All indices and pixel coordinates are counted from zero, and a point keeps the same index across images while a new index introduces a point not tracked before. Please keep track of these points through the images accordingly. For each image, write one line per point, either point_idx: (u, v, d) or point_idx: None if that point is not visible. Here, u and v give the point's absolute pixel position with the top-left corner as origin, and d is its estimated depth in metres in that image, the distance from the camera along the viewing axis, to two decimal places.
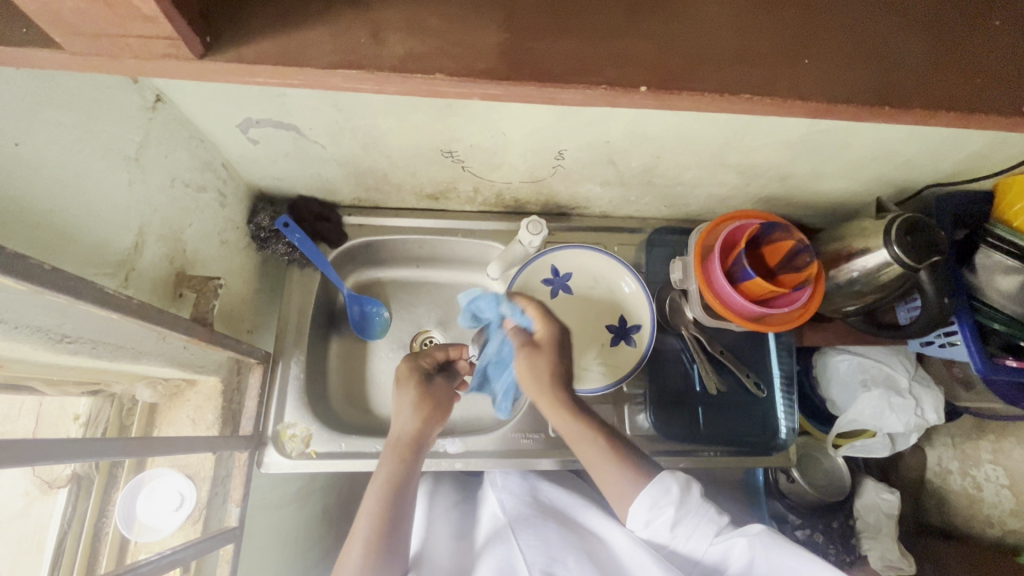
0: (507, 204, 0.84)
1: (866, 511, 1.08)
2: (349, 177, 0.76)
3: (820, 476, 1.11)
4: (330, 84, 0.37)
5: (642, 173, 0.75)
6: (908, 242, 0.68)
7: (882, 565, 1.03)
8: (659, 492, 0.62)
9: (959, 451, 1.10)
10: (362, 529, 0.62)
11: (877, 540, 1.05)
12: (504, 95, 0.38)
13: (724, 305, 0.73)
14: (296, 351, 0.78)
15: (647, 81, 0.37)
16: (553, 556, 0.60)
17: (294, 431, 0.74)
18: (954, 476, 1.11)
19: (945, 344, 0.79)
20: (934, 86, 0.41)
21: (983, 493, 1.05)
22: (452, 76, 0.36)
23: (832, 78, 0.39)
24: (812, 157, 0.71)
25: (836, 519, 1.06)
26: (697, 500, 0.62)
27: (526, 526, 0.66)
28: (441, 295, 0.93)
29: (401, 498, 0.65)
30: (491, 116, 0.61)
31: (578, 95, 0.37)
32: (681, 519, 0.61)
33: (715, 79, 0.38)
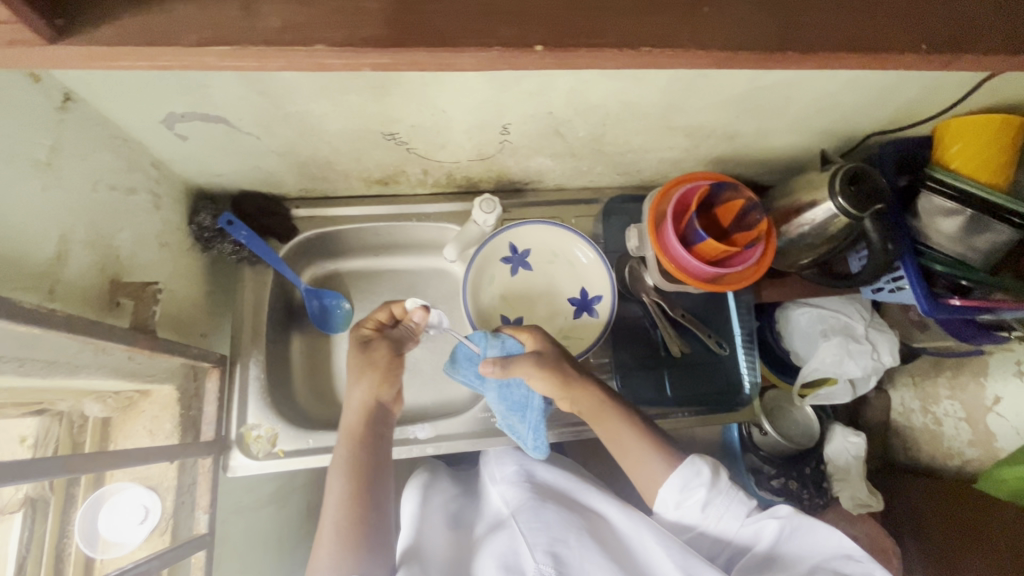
0: (459, 183, 0.82)
1: (835, 455, 1.13)
2: (291, 167, 0.73)
3: (791, 426, 1.15)
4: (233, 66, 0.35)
5: (590, 142, 0.75)
6: (851, 193, 0.69)
7: (853, 505, 1.10)
8: (690, 475, 0.63)
9: (920, 391, 1.16)
10: (332, 509, 0.64)
11: (847, 482, 1.11)
12: (395, 63, 0.36)
13: (679, 269, 0.74)
14: (254, 351, 0.76)
15: (543, 39, 0.36)
16: (555, 537, 0.61)
17: (258, 432, 0.73)
18: (917, 414, 1.17)
19: (894, 289, 0.81)
20: (843, 28, 0.41)
21: (944, 428, 1.11)
22: (334, 47, 0.34)
23: (737, 30, 0.39)
24: (757, 115, 0.71)
25: (807, 466, 1.12)
26: (725, 482, 0.64)
27: (527, 510, 0.65)
28: (401, 283, 0.91)
29: (364, 474, 0.66)
30: (429, 93, 0.59)
31: (472, 58, 0.36)
32: (714, 500, 0.63)
33: (611, 32, 0.37)
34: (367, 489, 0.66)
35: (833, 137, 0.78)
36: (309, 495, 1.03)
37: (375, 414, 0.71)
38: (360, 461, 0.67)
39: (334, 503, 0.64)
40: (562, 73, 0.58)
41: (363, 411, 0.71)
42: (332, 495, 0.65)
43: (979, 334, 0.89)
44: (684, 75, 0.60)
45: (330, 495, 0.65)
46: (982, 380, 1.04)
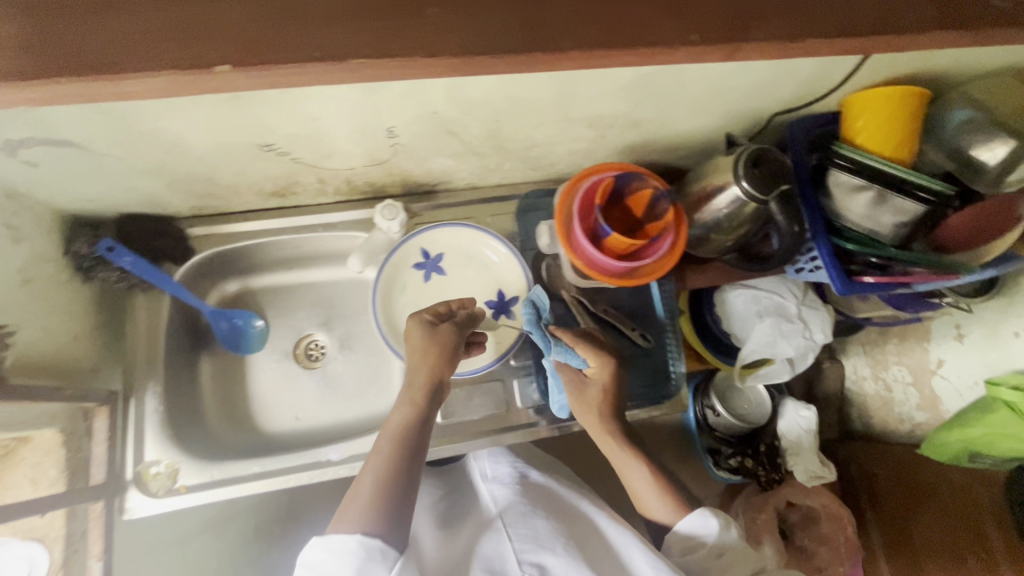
0: (363, 190, 0.79)
1: (789, 430, 1.11)
2: (172, 186, 0.69)
3: (744, 404, 1.14)
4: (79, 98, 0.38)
5: (490, 139, 0.71)
6: (754, 176, 0.68)
7: (807, 477, 1.08)
8: (696, 526, 0.62)
9: (870, 358, 1.14)
10: (373, 471, 0.58)
11: (801, 456, 1.09)
12: (65, 94, 0.38)
13: (591, 266, 0.72)
14: (150, 382, 0.72)
15: (229, 60, 0.38)
16: (539, 542, 0.59)
17: (157, 469, 0.69)
18: (868, 382, 1.15)
19: (812, 269, 0.80)
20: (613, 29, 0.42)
21: (893, 393, 1.10)
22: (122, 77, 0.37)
23: (513, 46, 0.41)
24: (657, 100, 0.68)
25: (761, 442, 1.12)
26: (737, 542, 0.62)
27: (517, 515, 0.64)
28: (319, 295, 0.88)
29: (410, 442, 0.61)
30: (292, 100, 0.55)
31: (160, 83, 0.38)
32: (723, 555, 0.60)
33: (317, 47, 0.39)
34: (410, 459, 0.60)
35: (741, 117, 0.76)
36: None
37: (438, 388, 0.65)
38: (408, 432, 0.62)
39: (377, 465, 0.59)
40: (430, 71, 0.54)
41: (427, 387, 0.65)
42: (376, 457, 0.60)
43: (916, 303, 0.90)
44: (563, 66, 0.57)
45: (375, 457, 0.60)
46: (927, 345, 1.04)
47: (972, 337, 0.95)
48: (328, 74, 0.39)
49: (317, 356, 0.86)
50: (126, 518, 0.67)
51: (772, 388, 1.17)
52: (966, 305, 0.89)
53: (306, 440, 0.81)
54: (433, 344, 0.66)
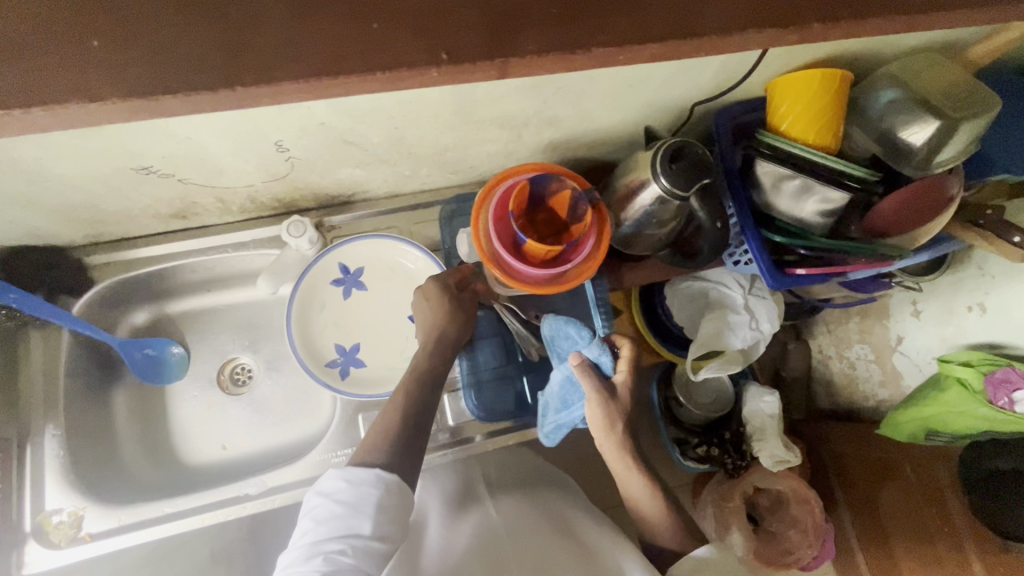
0: (271, 206, 0.74)
1: (751, 416, 1.07)
2: (53, 216, 0.64)
3: (705, 394, 1.14)
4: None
5: (395, 147, 0.67)
6: (672, 171, 0.65)
7: (773, 463, 1.02)
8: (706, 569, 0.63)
9: (835, 336, 1.11)
10: (396, 412, 0.61)
11: (765, 440, 1.04)
12: None
13: (510, 276, 0.68)
14: (50, 424, 0.68)
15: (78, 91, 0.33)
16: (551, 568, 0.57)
17: (59, 518, 0.66)
18: (834, 360, 1.12)
19: (746, 261, 0.78)
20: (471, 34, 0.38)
21: (857, 371, 1.07)
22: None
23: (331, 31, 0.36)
24: (566, 97, 0.65)
25: (727, 430, 1.10)
26: None
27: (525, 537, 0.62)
28: (242, 317, 0.83)
29: (431, 392, 0.65)
30: (153, 121, 0.51)
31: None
32: None
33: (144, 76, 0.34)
34: (422, 415, 0.62)
35: (662, 108, 0.73)
36: None
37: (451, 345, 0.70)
38: (424, 383, 0.65)
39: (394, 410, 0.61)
40: None
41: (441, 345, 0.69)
42: (397, 400, 0.63)
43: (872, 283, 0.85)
44: None
45: (395, 400, 0.63)
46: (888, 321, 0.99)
47: (928, 312, 0.90)
48: (147, 106, 0.34)
49: (242, 381, 0.82)
50: (24, 572, 0.64)
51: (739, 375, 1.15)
52: (914, 280, 0.85)
53: (235, 470, 0.78)
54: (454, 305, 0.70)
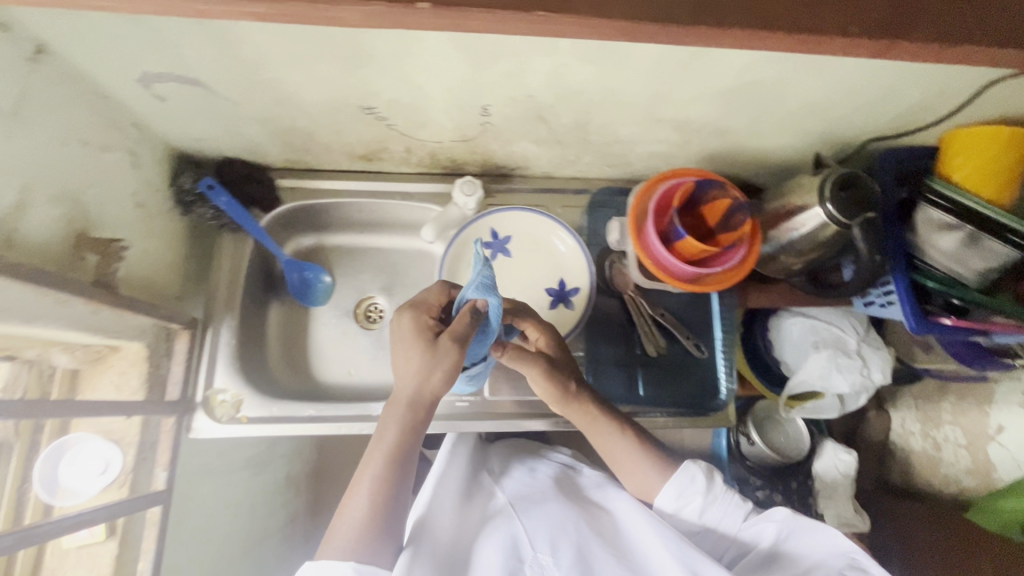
0: (444, 164, 0.81)
1: (824, 472, 1.08)
2: (273, 136, 0.73)
3: (778, 438, 1.11)
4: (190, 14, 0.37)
5: (575, 130, 0.73)
6: (840, 199, 0.67)
7: (838, 523, 1.05)
8: (686, 481, 0.69)
9: (922, 414, 1.09)
10: (364, 494, 0.60)
11: (832, 499, 1.06)
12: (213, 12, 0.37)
13: (660, 267, 0.72)
14: (227, 317, 0.77)
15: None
16: (556, 529, 0.64)
17: (223, 397, 0.74)
18: (915, 438, 1.10)
19: (884, 303, 0.78)
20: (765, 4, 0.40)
21: (941, 453, 1.04)
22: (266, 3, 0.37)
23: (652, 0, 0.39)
24: (748, 110, 0.68)
25: (795, 480, 1.10)
26: (721, 490, 0.69)
27: (530, 506, 0.69)
28: (385, 261, 0.90)
29: (403, 461, 0.62)
30: (404, 67, 0.58)
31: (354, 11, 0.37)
32: (709, 504, 0.69)
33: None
34: (400, 485, 0.62)
35: (831, 139, 0.75)
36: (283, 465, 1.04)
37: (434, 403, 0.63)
38: (399, 454, 0.62)
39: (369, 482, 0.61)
40: (538, 53, 0.56)
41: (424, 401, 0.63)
42: (367, 475, 0.61)
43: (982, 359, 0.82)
44: (670, 59, 0.58)
45: (368, 472, 0.61)
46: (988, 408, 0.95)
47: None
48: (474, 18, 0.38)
49: (374, 319, 0.88)
50: (191, 436, 0.71)
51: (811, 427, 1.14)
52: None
53: (357, 395, 0.84)
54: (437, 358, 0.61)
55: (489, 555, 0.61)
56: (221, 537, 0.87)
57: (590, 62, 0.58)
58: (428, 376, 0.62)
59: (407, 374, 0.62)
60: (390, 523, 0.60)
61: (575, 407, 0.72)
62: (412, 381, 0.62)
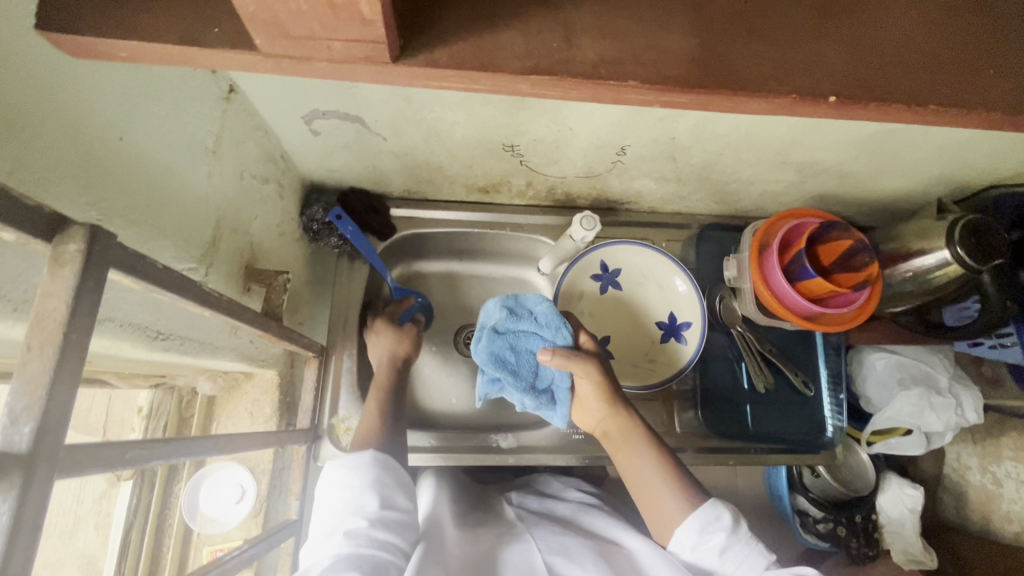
0: (557, 198, 0.83)
1: (890, 506, 1.07)
2: (403, 169, 0.74)
3: (845, 471, 1.09)
4: (517, 91, 0.35)
5: (700, 169, 0.74)
6: (972, 243, 0.68)
7: (904, 558, 1.06)
8: (710, 517, 0.56)
9: (979, 448, 1.08)
10: (365, 425, 0.66)
11: (900, 534, 1.06)
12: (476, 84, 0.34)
13: (780, 303, 0.73)
14: (347, 344, 0.78)
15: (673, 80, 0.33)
16: (570, 557, 0.56)
17: (348, 424, 0.73)
18: (972, 472, 1.09)
19: (996, 345, 0.78)
20: None
21: (1003, 489, 1.03)
22: (645, 84, 0.33)
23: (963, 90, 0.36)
24: (877, 156, 0.70)
25: (859, 514, 1.06)
26: (748, 537, 0.56)
27: (546, 531, 0.61)
28: (485, 290, 0.91)
29: (392, 397, 0.71)
30: (563, 110, 0.60)
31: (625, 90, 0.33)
32: (733, 548, 0.54)
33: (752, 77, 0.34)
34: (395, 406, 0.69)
35: (947, 182, 0.76)
36: None
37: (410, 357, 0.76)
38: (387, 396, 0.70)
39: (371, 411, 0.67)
40: None
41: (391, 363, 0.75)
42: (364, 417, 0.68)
43: None
44: None
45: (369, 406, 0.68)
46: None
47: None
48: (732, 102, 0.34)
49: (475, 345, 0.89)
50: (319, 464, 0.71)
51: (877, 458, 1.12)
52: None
53: (460, 423, 0.85)
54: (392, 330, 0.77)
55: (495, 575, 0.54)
56: None
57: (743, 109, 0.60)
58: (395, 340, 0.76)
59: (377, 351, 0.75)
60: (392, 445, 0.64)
61: (612, 415, 0.66)
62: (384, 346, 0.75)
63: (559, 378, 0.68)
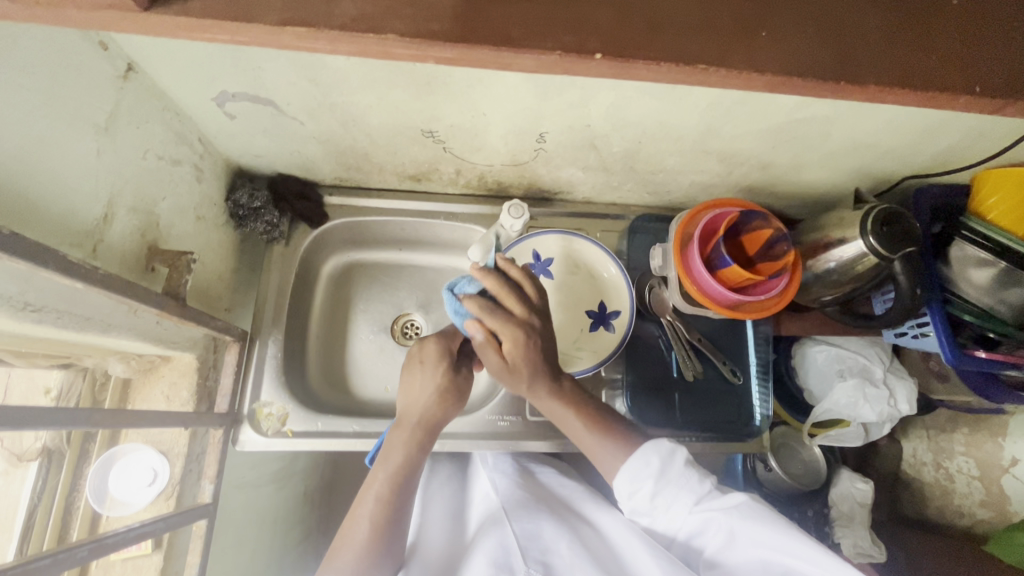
0: (490, 186, 0.84)
1: (840, 500, 1.05)
2: (330, 156, 0.75)
3: (796, 466, 1.07)
4: (282, 44, 0.34)
5: (624, 158, 0.75)
6: (884, 232, 0.69)
7: (855, 553, 1.00)
8: (638, 465, 0.60)
9: (933, 444, 1.08)
10: (368, 515, 0.61)
11: (850, 528, 1.02)
12: (324, 48, 0.35)
13: (701, 292, 0.73)
14: (274, 331, 0.79)
15: (498, 39, 0.34)
16: (546, 542, 0.60)
17: (270, 410, 0.75)
18: (928, 468, 1.08)
19: (917, 335, 0.79)
20: (903, 60, 0.38)
21: (954, 484, 1.04)
22: (405, 37, 0.34)
23: (794, 51, 0.37)
24: (794, 147, 0.70)
25: (809, 509, 1.06)
26: (680, 471, 0.60)
27: (522, 511, 0.66)
28: (422, 279, 0.91)
29: (407, 483, 0.63)
30: (472, 95, 0.60)
31: (452, 50, 0.34)
32: (663, 490, 0.60)
33: (582, 38, 0.35)
34: (403, 505, 0.63)
35: (868, 174, 0.77)
36: (309, 479, 1.03)
37: (439, 423, 0.66)
38: (406, 472, 0.63)
39: (372, 510, 0.61)
40: (604, 86, 0.58)
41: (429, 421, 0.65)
42: (371, 494, 0.62)
43: (998, 392, 0.83)
44: (728, 100, 0.60)
45: (372, 493, 0.62)
46: (999, 439, 0.97)
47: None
48: (566, 61, 0.35)
49: (411, 336, 0.88)
50: (238, 448, 0.72)
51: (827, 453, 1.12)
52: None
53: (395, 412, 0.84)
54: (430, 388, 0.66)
55: (478, 564, 0.59)
56: (248, 553, 0.85)
57: (651, 95, 0.60)
58: (440, 398, 0.66)
59: (415, 397, 0.66)
60: (390, 543, 0.61)
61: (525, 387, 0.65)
62: (419, 406, 0.65)
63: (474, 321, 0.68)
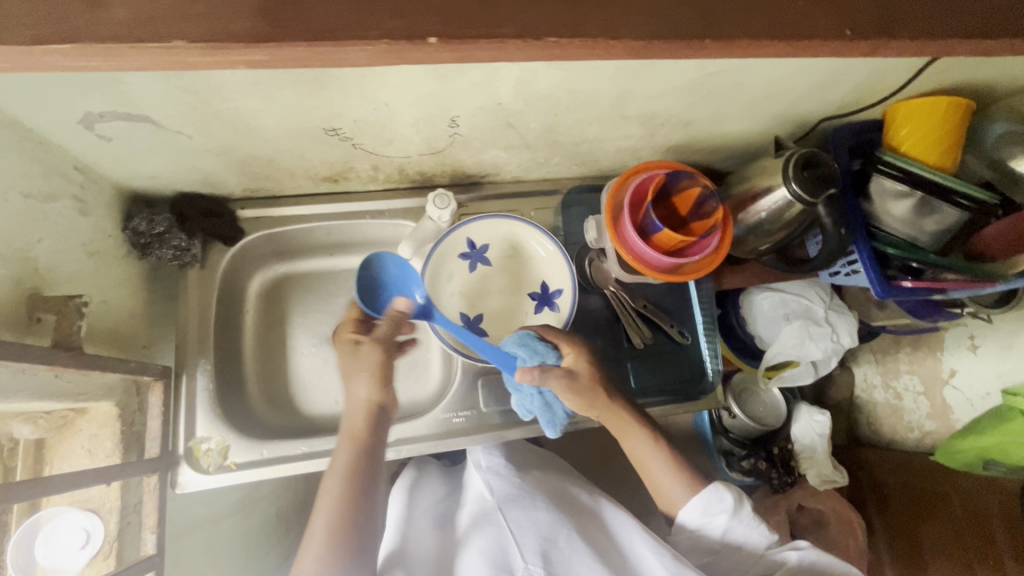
0: (412, 178, 0.80)
1: (801, 434, 1.08)
2: (232, 167, 0.69)
3: (758, 407, 1.10)
4: (83, 67, 0.34)
5: (544, 133, 0.72)
6: (804, 177, 0.69)
7: (819, 480, 1.05)
8: (714, 499, 0.65)
9: (881, 366, 1.13)
10: (327, 510, 0.59)
11: (813, 459, 1.06)
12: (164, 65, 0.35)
13: (636, 259, 0.72)
14: (201, 360, 0.74)
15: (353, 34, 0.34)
16: (547, 539, 0.61)
17: (208, 446, 0.71)
18: (878, 390, 1.14)
19: (849, 272, 0.81)
20: (759, 13, 0.38)
21: (903, 402, 1.08)
22: (194, 44, 0.33)
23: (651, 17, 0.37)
24: (712, 101, 0.69)
25: (775, 445, 1.07)
26: (749, 513, 0.66)
27: (518, 508, 0.66)
28: (359, 282, 0.87)
29: (364, 482, 0.62)
30: (368, 86, 0.56)
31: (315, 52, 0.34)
32: (734, 528, 0.65)
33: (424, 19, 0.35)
34: (367, 492, 0.62)
35: (787, 119, 0.78)
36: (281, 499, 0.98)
37: (377, 414, 0.67)
38: (360, 457, 0.63)
39: (332, 504, 0.60)
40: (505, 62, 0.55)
41: (365, 412, 0.67)
42: (328, 493, 0.61)
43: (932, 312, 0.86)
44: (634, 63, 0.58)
45: (332, 486, 0.61)
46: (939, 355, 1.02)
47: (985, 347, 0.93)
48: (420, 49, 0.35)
49: None
50: (178, 491, 0.69)
51: (786, 393, 1.15)
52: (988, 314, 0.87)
53: None
54: (351, 369, 0.68)
55: (473, 564, 0.60)
56: None
57: (559, 66, 0.58)
58: (360, 386, 0.67)
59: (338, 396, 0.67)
60: (358, 535, 0.59)
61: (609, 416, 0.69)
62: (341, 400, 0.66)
63: (548, 355, 0.68)
